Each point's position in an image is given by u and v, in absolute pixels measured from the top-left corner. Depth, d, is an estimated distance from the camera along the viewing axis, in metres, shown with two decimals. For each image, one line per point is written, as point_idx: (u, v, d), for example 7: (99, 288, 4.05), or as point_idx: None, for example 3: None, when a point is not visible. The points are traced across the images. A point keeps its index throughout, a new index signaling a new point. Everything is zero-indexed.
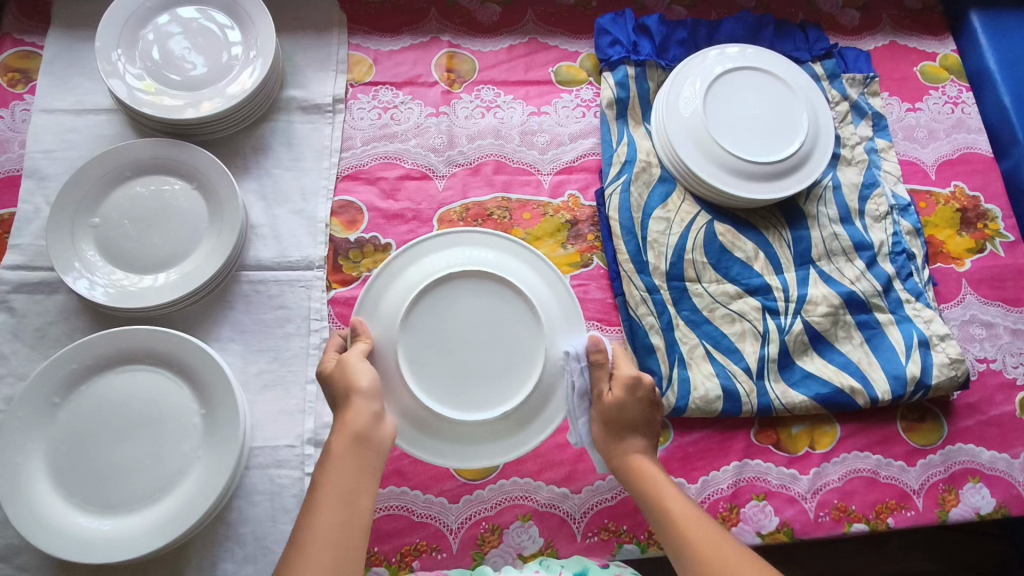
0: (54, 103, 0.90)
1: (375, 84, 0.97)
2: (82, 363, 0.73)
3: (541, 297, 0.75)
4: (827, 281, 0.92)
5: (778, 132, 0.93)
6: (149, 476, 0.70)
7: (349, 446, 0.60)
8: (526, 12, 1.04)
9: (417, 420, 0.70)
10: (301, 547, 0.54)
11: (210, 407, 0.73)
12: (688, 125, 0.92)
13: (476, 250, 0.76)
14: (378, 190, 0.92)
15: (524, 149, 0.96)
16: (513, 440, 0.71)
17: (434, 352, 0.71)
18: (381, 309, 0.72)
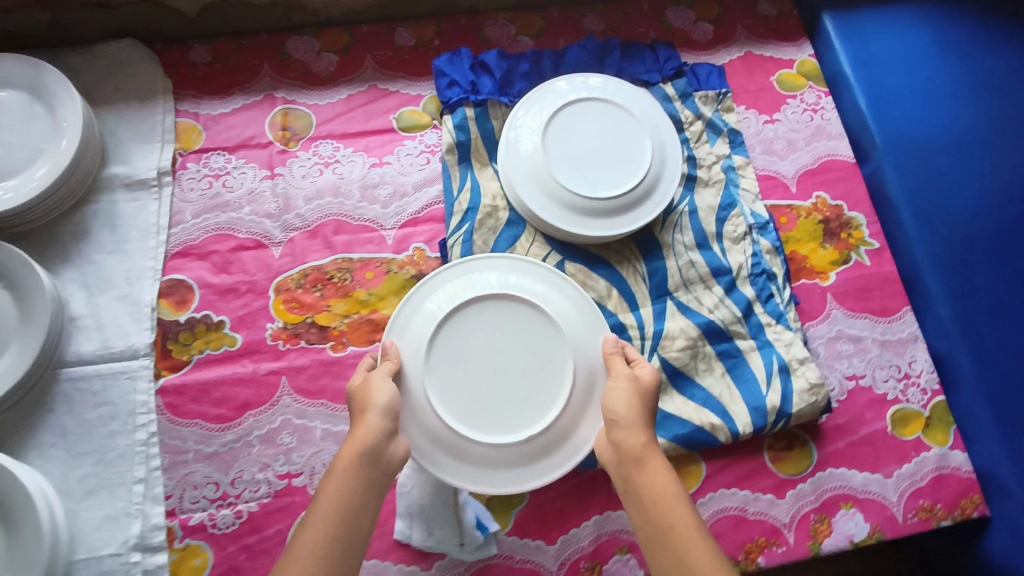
0: None
1: (205, 151, 0.93)
2: None
3: (567, 317, 0.79)
4: (685, 312, 0.89)
5: (621, 162, 0.89)
6: None
7: (355, 460, 0.65)
8: (365, 58, 0.99)
9: (443, 443, 0.74)
10: (297, 555, 0.60)
11: (12, 526, 0.70)
12: (529, 166, 0.89)
13: (500, 276, 0.81)
14: (210, 265, 0.88)
15: (365, 204, 0.92)
16: (539, 458, 0.75)
17: (464, 379, 0.75)
18: (406, 338, 0.77)
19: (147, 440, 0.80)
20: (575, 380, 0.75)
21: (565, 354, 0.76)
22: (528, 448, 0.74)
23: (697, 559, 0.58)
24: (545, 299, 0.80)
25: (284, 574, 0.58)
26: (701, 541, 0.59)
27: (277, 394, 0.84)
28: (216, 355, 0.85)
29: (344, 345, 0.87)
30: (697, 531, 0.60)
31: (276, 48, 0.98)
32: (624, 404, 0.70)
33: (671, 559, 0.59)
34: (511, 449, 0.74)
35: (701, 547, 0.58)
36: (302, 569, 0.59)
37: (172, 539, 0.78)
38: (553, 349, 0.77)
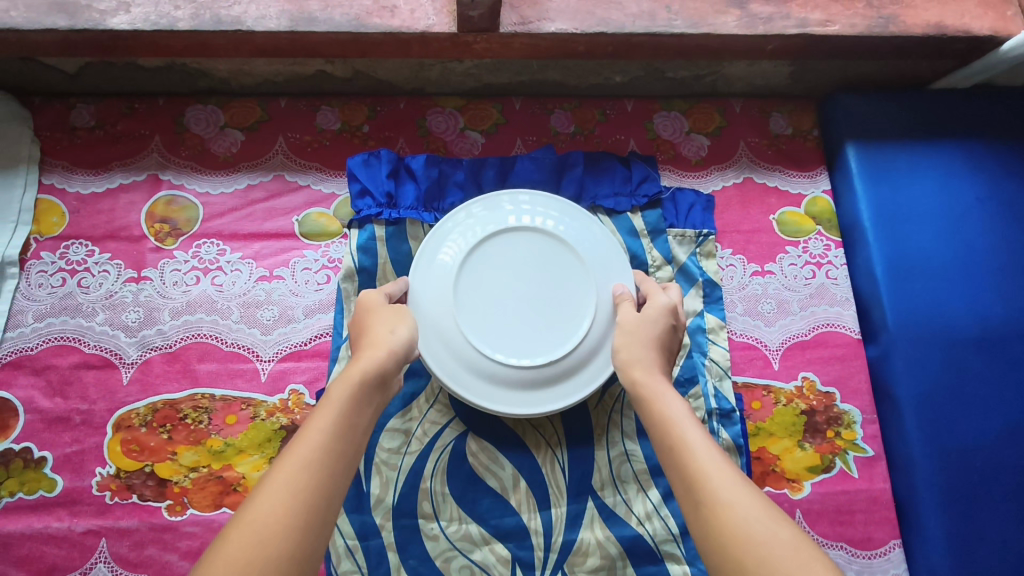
0: None
1: (66, 238, 0.79)
2: None
3: (589, 240, 0.74)
4: (608, 519, 0.71)
5: (555, 284, 0.72)
6: None
7: (362, 380, 0.55)
8: (276, 141, 0.84)
9: (460, 358, 0.70)
10: (287, 472, 0.46)
11: None
12: (442, 276, 0.72)
13: (519, 199, 0.76)
14: (45, 383, 0.74)
15: (243, 326, 0.77)
16: (548, 393, 0.70)
17: (487, 304, 0.71)
18: (419, 275, 0.73)
19: None
20: (598, 301, 0.71)
21: (588, 279, 0.72)
22: (544, 372, 0.69)
23: (720, 481, 0.48)
24: (570, 223, 0.75)
25: (270, 494, 0.45)
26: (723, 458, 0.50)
27: (92, 560, 0.68)
28: (28, 501, 0.70)
29: (183, 507, 0.70)
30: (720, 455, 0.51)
31: (173, 119, 0.84)
32: (638, 345, 0.63)
33: (689, 484, 0.49)
34: (530, 370, 0.69)
35: (723, 468, 0.49)
36: (295, 487, 0.45)
37: None
38: (573, 273, 0.73)
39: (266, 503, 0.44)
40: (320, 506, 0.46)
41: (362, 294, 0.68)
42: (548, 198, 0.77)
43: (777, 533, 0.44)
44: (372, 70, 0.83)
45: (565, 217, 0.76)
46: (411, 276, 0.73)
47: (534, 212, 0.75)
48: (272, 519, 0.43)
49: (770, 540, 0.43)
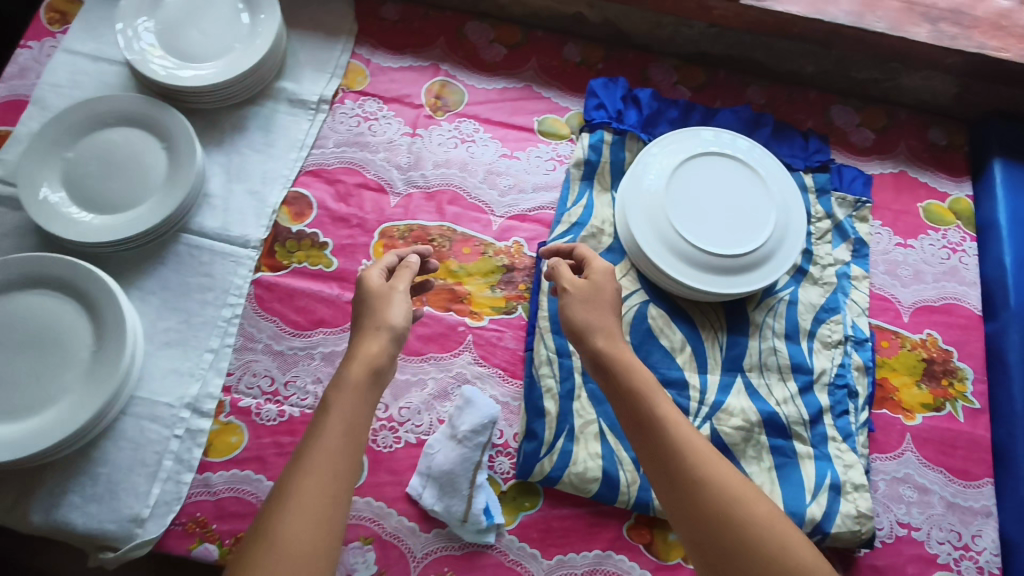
0: (76, 45, 0.98)
1: (364, 94, 1.01)
2: (6, 276, 0.80)
3: (772, 171, 0.92)
4: (752, 394, 0.87)
5: (743, 199, 0.89)
6: (26, 393, 0.75)
7: (365, 377, 0.65)
8: (531, 59, 1.04)
9: (667, 243, 0.87)
10: (300, 487, 0.58)
11: (101, 345, 0.79)
12: (654, 179, 0.90)
13: (711, 132, 0.93)
14: (333, 191, 0.95)
15: (484, 187, 0.96)
16: (732, 281, 0.87)
17: (690, 205, 0.89)
18: (633, 179, 0.91)
19: (230, 319, 0.87)
20: (778, 216, 0.88)
21: (771, 199, 0.89)
22: (732, 262, 0.86)
23: (694, 462, 0.63)
24: (754, 157, 0.92)
25: (290, 506, 0.57)
26: (700, 440, 0.65)
27: (351, 323, 0.88)
28: (311, 270, 0.90)
29: (423, 303, 0.90)
30: (690, 431, 0.66)
31: (456, 27, 1.05)
32: (600, 311, 0.74)
33: (671, 470, 0.63)
34: (721, 260, 0.87)
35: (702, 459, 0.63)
36: (308, 496, 0.57)
37: (220, 413, 0.83)
38: (758, 192, 0.90)
39: (288, 514, 0.56)
40: (333, 505, 0.58)
41: (359, 274, 0.74)
42: (738, 135, 0.94)
43: (750, 507, 0.60)
44: (620, 21, 1.03)
45: (752, 150, 0.93)
46: (629, 177, 0.91)
47: (724, 144, 0.92)
48: (294, 529, 0.55)
49: (743, 513, 0.60)
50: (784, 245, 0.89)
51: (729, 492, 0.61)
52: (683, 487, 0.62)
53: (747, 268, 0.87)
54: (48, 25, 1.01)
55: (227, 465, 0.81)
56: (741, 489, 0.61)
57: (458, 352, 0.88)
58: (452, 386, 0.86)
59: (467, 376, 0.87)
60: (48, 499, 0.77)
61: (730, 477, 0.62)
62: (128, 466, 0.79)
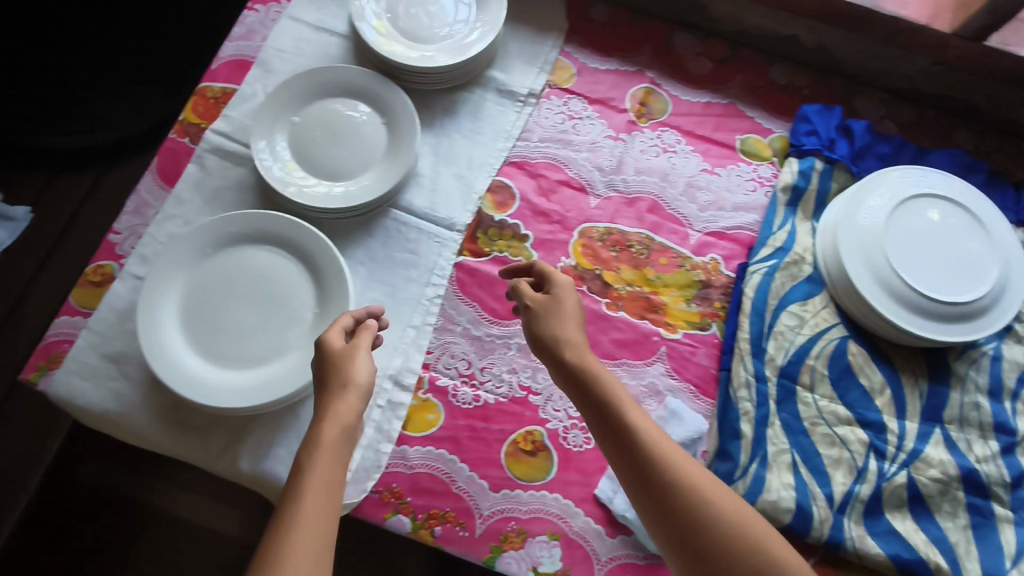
0: (301, 14, 1.01)
1: (569, 92, 1.00)
2: (238, 230, 0.83)
3: (995, 222, 0.89)
4: (951, 447, 0.84)
5: (964, 246, 0.87)
6: (253, 345, 0.78)
7: (339, 437, 0.63)
8: (736, 77, 1.03)
9: (881, 279, 0.85)
10: (289, 535, 0.53)
11: (323, 308, 0.81)
12: (874, 213, 0.88)
13: (927, 174, 0.91)
14: (536, 185, 0.95)
15: (684, 199, 0.96)
16: (945, 327, 0.84)
17: (909, 243, 0.86)
18: (847, 213, 0.89)
19: (433, 298, 0.88)
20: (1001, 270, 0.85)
21: (994, 251, 0.87)
22: (948, 309, 0.84)
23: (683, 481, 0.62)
24: (973, 203, 0.90)
25: (279, 549, 0.52)
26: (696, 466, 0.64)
27: None
28: (511, 261, 0.91)
29: (618, 308, 0.90)
30: (677, 452, 0.65)
31: (663, 36, 1.04)
32: (582, 338, 0.73)
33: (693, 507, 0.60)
34: (938, 305, 0.84)
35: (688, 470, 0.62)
36: (296, 534, 0.53)
37: (419, 388, 0.85)
38: (980, 243, 0.87)
39: (283, 556, 0.52)
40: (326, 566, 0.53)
41: (320, 337, 0.72)
42: (960, 181, 0.92)
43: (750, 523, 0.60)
44: (836, 48, 1.00)
45: (975, 198, 0.90)
46: (845, 207, 0.89)
47: (942, 186, 0.90)
48: None
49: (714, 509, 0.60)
50: (1003, 300, 0.86)
51: (738, 514, 0.61)
52: (679, 511, 0.60)
53: (964, 318, 0.84)
54: None
55: (424, 441, 0.83)
56: (716, 492, 0.62)
57: (651, 362, 0.88)
58: (644, 395, 0.86)
59: (659, 387, 0.87)
60: (256, 449, 0.80)
61: (710, 486, 0.62)
62: None
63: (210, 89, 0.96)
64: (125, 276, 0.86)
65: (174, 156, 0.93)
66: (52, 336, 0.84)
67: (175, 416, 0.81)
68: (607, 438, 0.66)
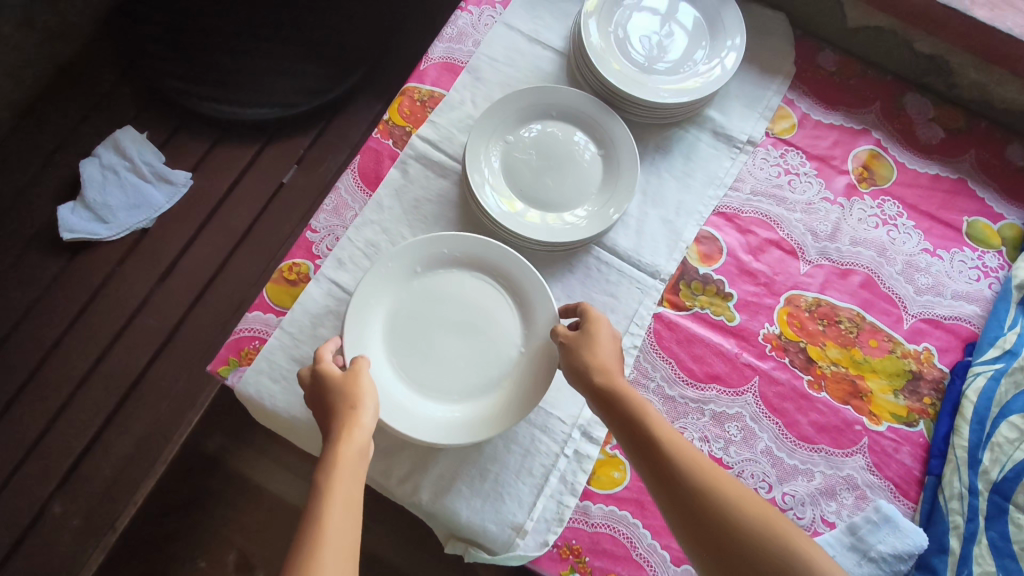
0: (516, 21, 0.96)
1: (787, 143, 0.94)
2: (450, 253, 0.80)
3: None
4: None
5: None
6: (458, 379, 0.76)
7: (354, 457, 0.59)
8: (970, 150, 0.95)
9: None
10: (309, 561, 0.50)
11: (531, 347, 0.78)
12: None
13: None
14: (744, 241, 0.89)
15: (901, 279, 0.89)
16: None
17: None
18: None
19: (630, 349, 0.83)
20: None
21: None
22: None
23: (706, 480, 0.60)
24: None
25: None
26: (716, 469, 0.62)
27: (745, 387, 0.83)
28: (713, 319, 0.86)
29: (820, 388, 0.84)
30: (658, 420, 0.65)
31: (895, 94, 0.97)
32: (603, 365, 0.69)
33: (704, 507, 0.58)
34: None
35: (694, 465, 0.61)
36: (319, 555, 0.50)
37: (607, 443, 0.81)
38: None
39: None
40: None
41: (315, 367, 0.67)
42: None
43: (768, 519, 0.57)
44: None
45: None
46: None
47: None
48: None
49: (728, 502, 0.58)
50: None
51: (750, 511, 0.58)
52: (714, 529, 0.57)
53: None
54: None
55: (607, 499, 0.78)
56: (729, 487, 0.60)
57: (850, 453, 0.81)
58: (842, 487, 0.80)
59: (858, 481, 0.80)
60: (436, 483, 0.76)
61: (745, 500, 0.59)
62: (514, 470, 0.78)
63: (417, 90, 0.92)
64: (320, 279, 0.81)
65: (376, 157, 0.89)
66: (243, 330, 0.80)
67: None
68: (640, 462, 0.64)
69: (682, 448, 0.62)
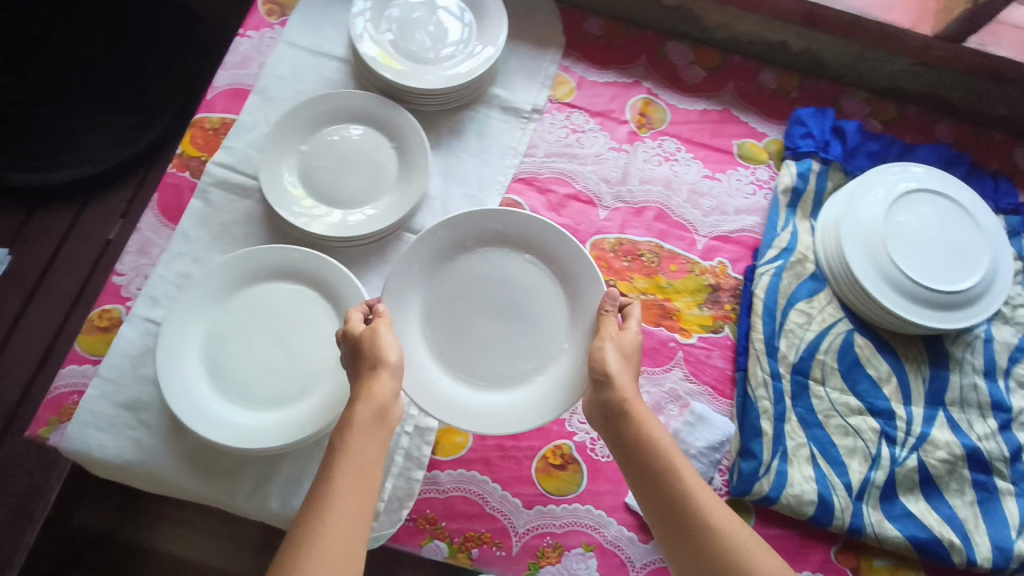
0: (296, 38, 0.99)
1: (571, 106, 1.02)
2: (293, 258, 0.83)
3: (984, 216, 0.93)
4: (954, 428, 0.89)
5: (954, 253, 0.90)
6: (274, 377, 0.79)
7: (372, 416, 0.66)
8: (729, 83, 1.06)
9: (881, 287, 0.89)
10: (322, 516, 0.56)
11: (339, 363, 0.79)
12: (863, 230, 0.91)
13: (918, 168, 0.95)
14: (545, 200, 0.97)
15: (688, 206, 0.99)
16: (939, 320, 0.89)
17: (903, 247, 0.90)
18: (844, 215, 0.93)
19: None
20: (986, 266, 0.90)
21: (982, 246, 0.91)
22: (938, 305, 0.89)
23: (696, 501, 0.64)
24: (963, 196, 0.94)
25: (312, 527, 0.55)
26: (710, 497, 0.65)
27: None
28: None
29: None
30: (665, 442, 0.68)
31: (658, 45, 1.07)
32: (621, 366, 0.75)
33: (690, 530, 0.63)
34: (928, 300, 0.89)
35: (699, 491, 0.65)
36: (333, 506, 0.57)
37: None
38: (968, 239, 0.92)
39: (317, 527, 0.55)
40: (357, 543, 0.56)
41: (340, 328, 0.75)
42: (947, 182, 0.95)
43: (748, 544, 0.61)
44: (823, 52, 1.05)
45: (960, 201, 0.94)
46: (837, 223, 0.93)
47: (935, 181, 0.94)
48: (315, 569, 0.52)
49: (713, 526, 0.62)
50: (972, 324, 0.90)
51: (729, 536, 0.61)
52: (696, 543, 0.62)
53: (954, 325, 0.89)
54: (265, 17, 1.02)
55: (454, 464, 0.84)
56: (718, 515, 0.63)
57: (669, 368, 0.90)
58: (665, 401, 0.88)
59: (679, 392, 0.89)
60: (286, 487, 0.79)
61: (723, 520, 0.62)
62: None
63: (208, 120, 0.95)
64: (135, 319, 0.83)
65: (176, 192, 0.91)
66: (60, 387, 0.81)
67: (202, 458, 0.79)
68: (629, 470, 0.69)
69: (686, 471, 0.66)
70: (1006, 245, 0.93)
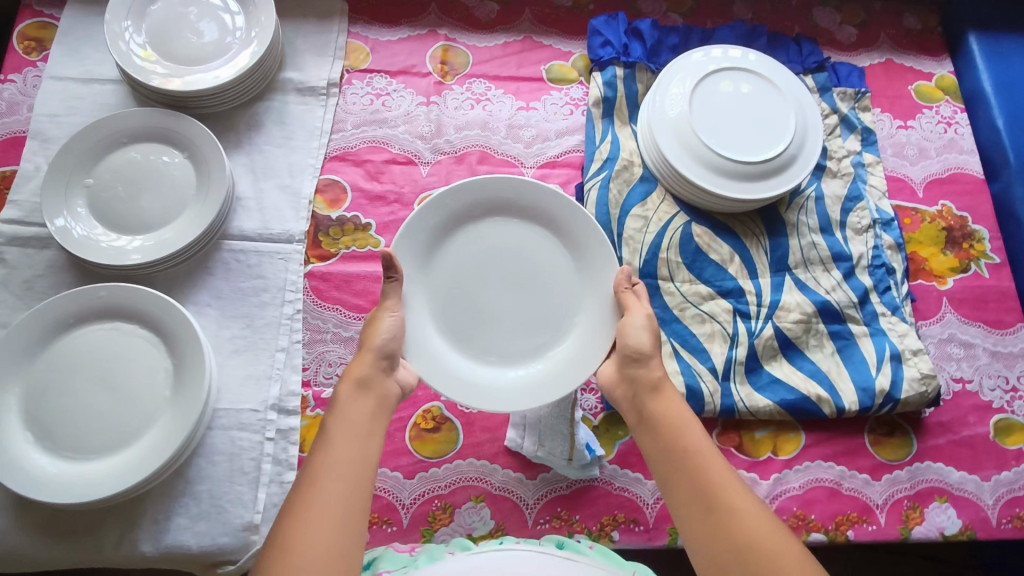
0: (61, 70, 0.93)
1: (370, 71, 0.99)
2: (108, 294, 0.79)
3: (790, 83, 0.96)
4: (802, 288, 0.92)
5: (765, 122, 0.92)
6: (99, 429, 0.75)
7: (357, 388, 0.65)
8: (524, 11, 1.06)
9: (703, 169, 0.90)
10: (313, 483, 0.57)
11: (177, 396, 0.77)
12: (673, 123, 0.92)
13: (731, 52, 0.97)
14: (363, 172, 0.94)
15: (510, 141, 0.98)
16: (764, 188, 0.90)
17: (715, 128, 0.92)
18: (654, 113, 0.93)
19: (294, 315, 0.86)
20: (797, 129, 0.92)
21: (790, 111, 0.93)
22: (758, 174, 0.90)
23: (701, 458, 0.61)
24: (770, 71, 0.96)
25: (303, 496, 0.57)
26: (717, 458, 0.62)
27: None
28: (361, 253, 0.90)
29: None
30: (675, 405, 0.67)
31: None
32: (638, 338, 0.70)
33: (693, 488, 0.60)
34: (748, 171, 0.90)
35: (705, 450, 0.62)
36: (323, 477, 0.58)
37: (305, 408, 0.83)
38: (777, 107, 0.94)
39: (307, 496, 0.57)
40: (348, 507, 0.57)
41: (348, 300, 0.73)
42: (751, 58, 0.97)
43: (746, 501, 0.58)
44: None
45: (765, 74, 0.96)
46: (650, 121, 0.93)
47: (744, 62, 0.96)
48: (305, 535, 0.54)
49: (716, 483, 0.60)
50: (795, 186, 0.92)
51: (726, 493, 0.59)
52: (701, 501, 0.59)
53: (777, 189, 0.91)
54: (24, 56, 0.95)
55: None
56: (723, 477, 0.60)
57: None
58: None
59: None
60: (152, 528, 0.76)
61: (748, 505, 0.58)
62: (226, 477, 0.78)
63: None
64: None
65: None
66: None
67: (55, 524, 0.75)
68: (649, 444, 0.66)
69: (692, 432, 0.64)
70: (814, 106, 0.96)
